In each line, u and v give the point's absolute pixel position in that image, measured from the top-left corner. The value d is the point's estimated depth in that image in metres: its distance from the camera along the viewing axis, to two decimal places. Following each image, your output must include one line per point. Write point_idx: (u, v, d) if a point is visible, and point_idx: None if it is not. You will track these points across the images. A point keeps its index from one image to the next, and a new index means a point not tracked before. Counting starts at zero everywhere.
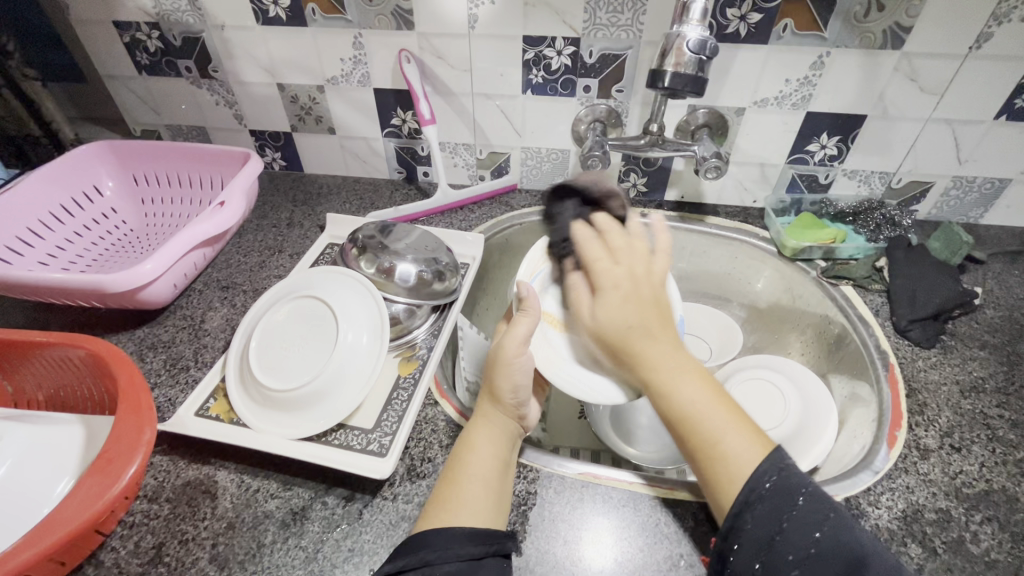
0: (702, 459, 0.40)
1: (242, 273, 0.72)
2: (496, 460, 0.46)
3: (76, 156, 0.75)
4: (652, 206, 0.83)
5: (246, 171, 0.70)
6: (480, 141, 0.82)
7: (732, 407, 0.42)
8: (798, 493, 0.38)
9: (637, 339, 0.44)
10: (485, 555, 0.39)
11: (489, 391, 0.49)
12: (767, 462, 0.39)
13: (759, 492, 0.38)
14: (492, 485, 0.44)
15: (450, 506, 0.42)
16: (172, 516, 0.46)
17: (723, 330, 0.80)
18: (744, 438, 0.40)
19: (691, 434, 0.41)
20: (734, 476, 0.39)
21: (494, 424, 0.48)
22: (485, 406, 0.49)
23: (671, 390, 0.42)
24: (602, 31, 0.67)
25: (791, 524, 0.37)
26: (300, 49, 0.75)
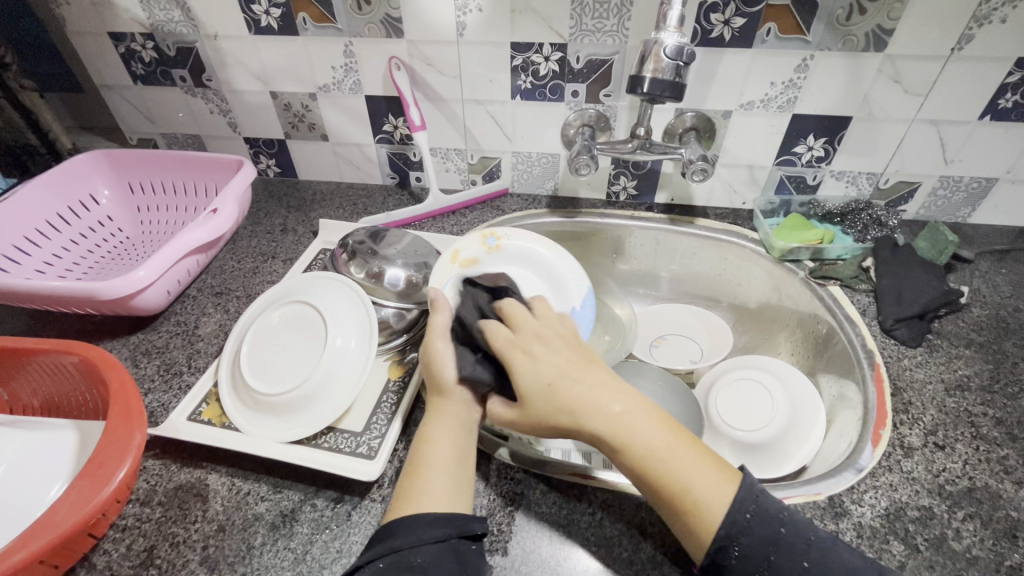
0: (676, 506, 0.41)
1: (236, 279, 0.73)
2: (452, 446, 0.46)
3: (71, 165, 0.76)
4: (642, 208, 0.83)
5: (238, 179, 0.71)
6: (471, 147, 0.82)
7: (685, 436, 0.44)
8: (779, 522, 0.40)
9: (570, 403, 0.44)
10: (450, 536, 0.40)
11: (433, 385, 0.50)
12: (741, 490, 0.41)
13: (741, 524, 0.39)
14: (451, 470, 0.45)
15: (412, 496, 0.42)
16: (164, 519, 0.47)
17: (713, 331, 0.81)
18: (709, 474, 0.42)
19: (658, 485, 0.42)
20: (710, 515, 0.40)
21: (446, 412, 0.48)
22: (434, 398, 0.49)
23: (624, 443, 0.43)
24: (589, 36, 0.68)
25: (778, 555, 0.39)
26: (292, 57, 0.76)
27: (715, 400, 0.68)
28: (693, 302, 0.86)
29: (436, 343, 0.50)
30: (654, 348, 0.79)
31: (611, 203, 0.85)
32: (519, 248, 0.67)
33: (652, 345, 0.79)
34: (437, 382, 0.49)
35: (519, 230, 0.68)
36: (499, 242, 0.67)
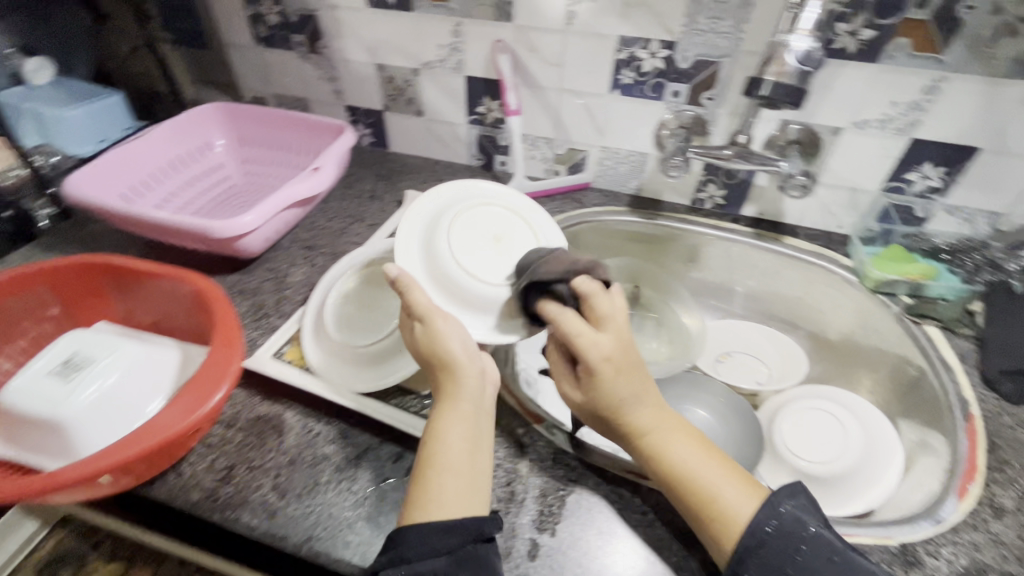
0: (700, 511, 0.42)
1: (325, 236, 0.77)
2: (467, 437, 0.43)
3: (196, 114, 0.83)
4: (728, 219, 0.81)
5: (341, 142, 0.75)
6: (561, 136, 0.83)
7: (714, 452, 0.45)
8: (799, 539, 0.39)
9: (632, 410, 0.45)
10: (463, 546, 0.38)
11: (438, 366, 0.45)
12: (761, 508, 0.41)
13: (760, 538, 0.39)
14: (464, 470, 0.42)
15: (421, 504, 0.39)
16: (243, 444, 0.51)
17: (787, 356, 0.78)
18: (737, 489, 0.42)
19: (688, 490, 0.43)
20: (733, 525, 0.40)
21: (458, 398, 0.44)
22: (443, 380, 0.45)
23: (663, 450, 0.44)
24: (700, 36, 0.67)
25: (793, 569, 0.38)
26: (403, 33, 0.80)
27: (780, 423, 0.66)
28: (768, 323, 0.83)
29: (436, 320, 0.46)
30: (719, 362, 0.78)
31: (695, 209, 0.83)
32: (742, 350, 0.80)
33: (717, 359, 0.78)
34: (445, 360, 0.45)
35: (743, 341, 0.80)
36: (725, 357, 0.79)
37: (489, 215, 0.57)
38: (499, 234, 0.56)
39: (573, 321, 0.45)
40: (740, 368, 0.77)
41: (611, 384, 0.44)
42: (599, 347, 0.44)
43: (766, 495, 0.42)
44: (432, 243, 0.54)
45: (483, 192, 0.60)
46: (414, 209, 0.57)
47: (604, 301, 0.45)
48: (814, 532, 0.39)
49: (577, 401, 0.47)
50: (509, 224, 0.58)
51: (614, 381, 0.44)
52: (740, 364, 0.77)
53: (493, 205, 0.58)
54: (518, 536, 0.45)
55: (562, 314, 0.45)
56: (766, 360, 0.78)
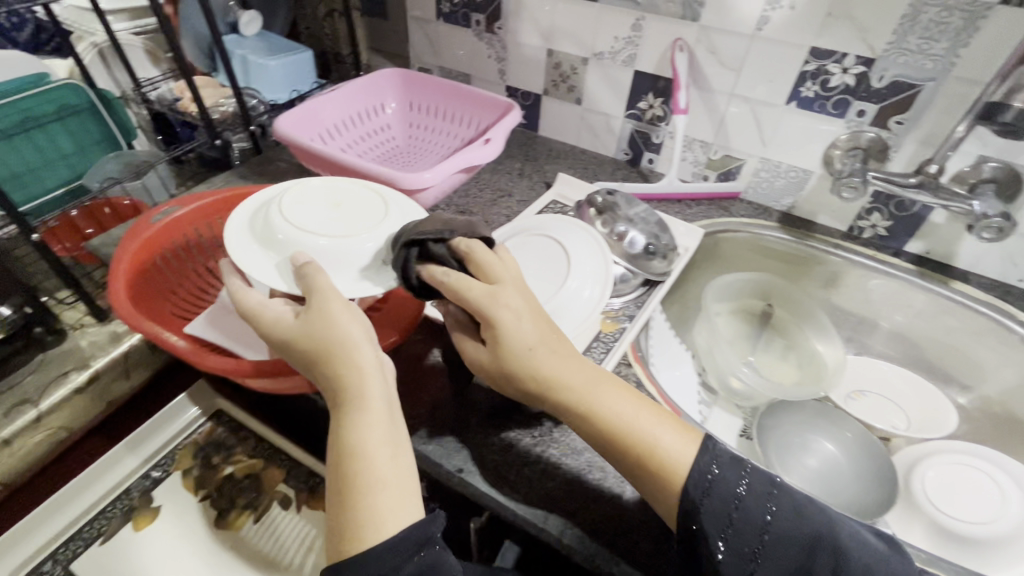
0: (643, 464, 0.41)
1: (478, 204, 0.82)
2: (389, 440, 0.39)
3: (379, 77, 0.91)
4: (887, 252, 0.77)
5: (510, 118, 0.79)
6: (719, 142, 0.82)
7: (645, 404, 0.45)
8: (738, 480, 0.40)
9: (553, 376, 0.43)
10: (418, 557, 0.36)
11: (331, 354, 0.41)
12: (699, 452, 0.42)
13: (704, 485, 0.40)
14: (398, 475, 0.39)
15: (361, 527, 0.36)
16: (407, 378, 0.58)
17: (929, 408, 0.73)
18: (675, 436, 0.42)
19: (626, 450, 0.42)
20: (677, 473, 0.41)
21: (365, 391, 0.40)
22: (334, 371, 0.41)
23: (591, 409, 0.42)
24: (905, 56, 0.64)
25: (739, 512, 0.39)
26: (582, 21, 0.82)
27: (923, 471, 0.63)
28: (912, 368, 0.78)
29: (333, 304, 0.43)
30: (851, 399, 0.74)
31: (851, 236, 0.79)
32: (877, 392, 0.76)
33: (849, 395, 0.75)
34: (342, 358, 0.41)
35: (880, 384, 0.76)
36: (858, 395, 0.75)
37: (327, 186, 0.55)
38: (337, 198, 0.53)
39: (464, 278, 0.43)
40: (875, 409, 0.73)
41: (516, 332, 0.42)
42: (508, 302, 0.43)
43: (699, 439, 0.43)
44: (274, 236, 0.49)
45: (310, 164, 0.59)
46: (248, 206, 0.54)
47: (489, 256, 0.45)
48: (752, 469, 0.41)
49: (488, 361, 0.44)
50: (347, 191, 0.55)
51: (524, 334, 0.43)
52: (875, 406, 0.74)
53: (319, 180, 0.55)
54: None
55: (448, 274, 0.44)
56: (904, 408, 0.74)
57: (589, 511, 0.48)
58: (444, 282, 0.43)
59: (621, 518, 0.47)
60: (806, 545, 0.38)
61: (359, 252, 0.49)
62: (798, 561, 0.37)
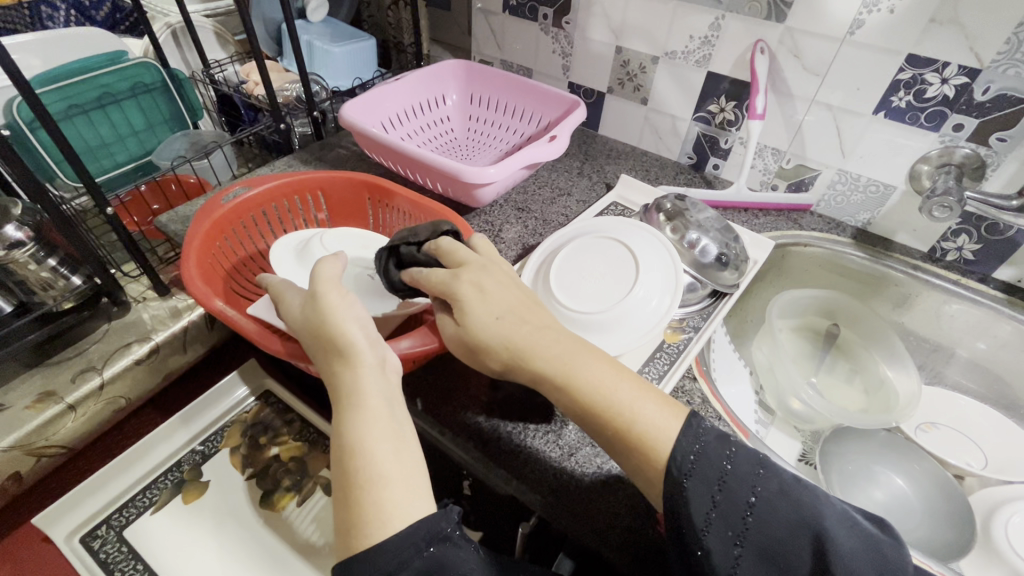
0: (629, 443, 0.40)
1: (536, 202, 0.80)
2: (389, 432, 0.39)
3: (443, 68, 0.90)
4: (973, 277, 0.72)
5: (577, 115, 0.77)
6: (794, 151, 0.78)
7: (628, 377, 0.44)
8: (724, 458, 0.38)
9: (528, 355, 0.44)
10: (428, 546, 0.35)
11: (325, 341, 0.43)
12: (683, 428, 0.40)
13: (687, 466, 0.37)
14: (399, 466, 0.38)
15: (366, 519, 0.35)
16: (465, 375, 0.57)
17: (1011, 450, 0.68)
18: (654, 406, 0.41)
19: (608, 423, 0.41)
20: (660, 445, 0.39)
21: (365, 378, 0.41)
22: (334, 365, 0.42)
23: (568, 375, 0.43)
24: (1016, 68, 0.59)
25: (723, 495, 0.36)
26: (656, 19, 0.80)
27: (1009, 516, 0.59)
28: (993, 404, 0.73)
29: (327, 293, 0.45)
30: (923, 431, 0.70)
31: (932, 258, 0.74)
32: (952, 426, 0.71)
33: (920, 427, 0.70)
34: (339, 349, 0.42)
35: (953, 419, 0.72)
36: (929, 429, 0.70)
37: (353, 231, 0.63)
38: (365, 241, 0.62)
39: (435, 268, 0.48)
40: (951, 444, 0.69)
41: (481, 307, 0.45)
42: (477, 284, 0.46)
43: (683, 410, 0.42)
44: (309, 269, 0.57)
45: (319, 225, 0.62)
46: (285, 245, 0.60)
47: (458, 249, 0.49)
48: (738, 448, 0.39)
49: (459, 338, 0.46)
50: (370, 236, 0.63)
51: (492, 305, 0.46)
52: (950, 442, 0.69)
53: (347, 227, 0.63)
54: None
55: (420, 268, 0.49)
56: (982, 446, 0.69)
57: (644, 533, 0.45)
58: (418, 276, 0.48)
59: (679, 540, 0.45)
60: (789, 528, 0.34)
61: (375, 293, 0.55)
62: (786, 545, 0.34)
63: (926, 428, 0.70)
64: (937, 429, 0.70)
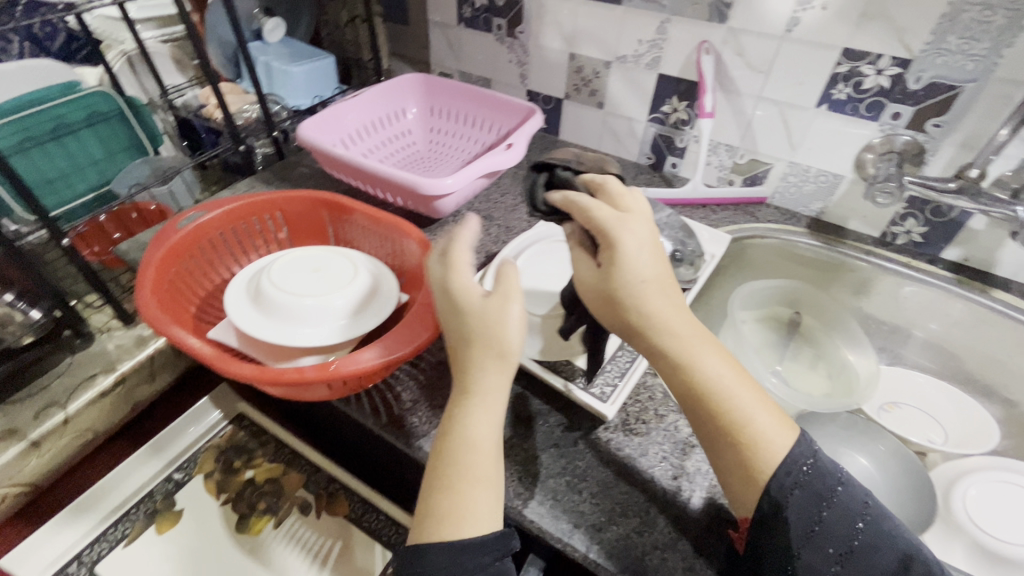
0: (733, 439, 0.40)
1: (499, 209, 0.81)
2: (494, 432, 0.39)
3: (400, 82, 0.91)
4: (922, 259, 0.74)
5: (533, 122, 0.79)
6: (746, 146, 0.80)
7: (752, 383, 0.43)
8: (836, 483, 0.39)
9: (658, 330, 0.42)
10: (493, 560, 0.36)
11: (475, 327, 0.40)
12: (799, 445, 0.40)
13: (797, 480, 0.39)
14: (492, 468, 0.39)
15: (449, 517, 0.36)
16: (429, 383, 0.56)
17: (970, 423, 0.70)
18: (771, 420, 0.41)
19: (720, 420, 0.41)
20: (767, 453, 0.40)
21: (507, 370, 0.40)
22: (477, 352, 0.40)
23: (692, 362, 0.42)
24: (943, 57, 0.61)
25: (830, 515, 0.38)
26: (605, 25, 0.82)
27: (964, 487, 0.61)
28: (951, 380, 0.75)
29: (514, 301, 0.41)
30: (885, 411, 0.71)
31: (884, 243, 0.77)
32: (913, 404, 0.72)
33: (883, 408, 0.72)
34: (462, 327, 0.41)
35: (914, 396, 0.73)
36: (891, 408, 0.72)
37: (312, 253, 0.60)
38: (320, 264, 0.58)
39: (596, 204, 0.44)
40: (913, 422, 0.70)
41: (633, 262, 0.42)
42: (636, 242, 0.42)
43: (796, 428, 0.42)
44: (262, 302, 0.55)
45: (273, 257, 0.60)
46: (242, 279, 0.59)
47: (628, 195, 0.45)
48: (848, 479, 0.40)
49: (594, 282, 0.43)
50: (328, 258, 0.60)
51: (648, 263, 0.42)
52: (912, 420, 0.70)
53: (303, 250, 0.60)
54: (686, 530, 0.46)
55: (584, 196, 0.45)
56: (943, 421, 0.71)
57: (612, 531, 0.45)
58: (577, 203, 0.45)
59: (644, 536, 0.45)
60: (889, 558, 0.37)
61: (334, 311, 0.55)
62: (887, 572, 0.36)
63: (889, 408, 0.72)
64: (899, 407, 0.72)
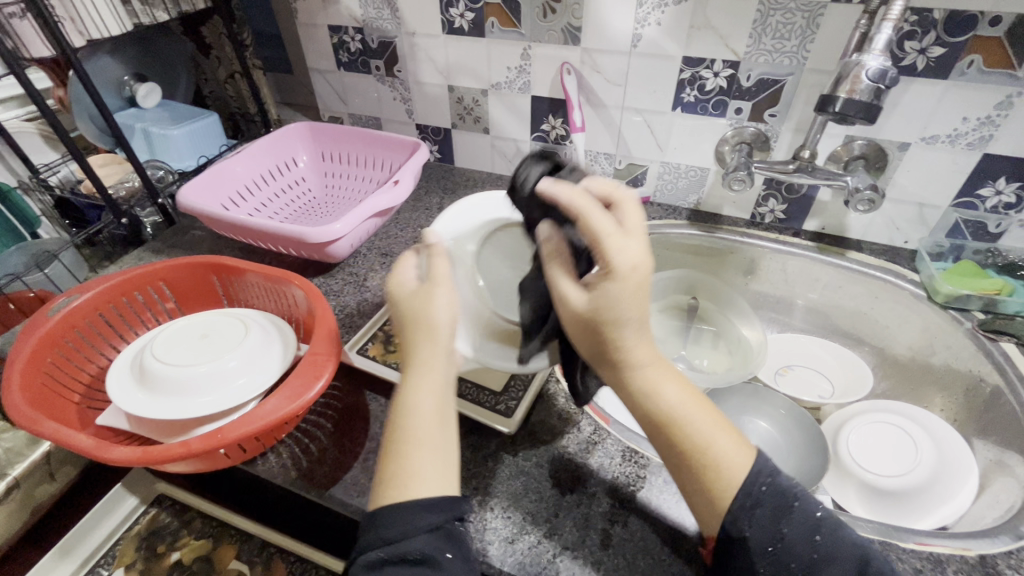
0: (694, 458, 0.41)
1: (399, 244, 0.83)
2: (435, 409, 0.40)
3: (285, 133, 0.92)
4: (788, 233, 0.82)
5: (417, 156, 0.81)
6: (621, 152, 0.86)
7: (704, 402, 0.44)
8: (793, 497, 0.40)
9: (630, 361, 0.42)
10: (444, 523, 0.38)
11: (415, 318, 0.43)
12: (756, 464, 0.41)
13: (755, 497, 0.40)
14: (440, 444, 0.40)
15: (397, 486, 0.38)
16: (336, 430, 0.57)
17: (851, 373, 0.78)
18: (731, 440, 0.42)
19: (681, 439, 0.41)
20: (726, 476, 0.40)
21: (433, 346, 0.42)
22: (411, 334, 0.43)
23: (657, 391, 0.42)
24: (764, 56, 0.69)
25: (790, 528, 0.39)
26: (475, 56, 0.86)
27: (846, 434, 0.66)
28: (832, 338, 0.83)
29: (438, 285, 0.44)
30: (779, 376, 0.78)
31: (755, 223, 0.84)
32: (803, 364, 0.80)
33: (778, 373, 0.78)
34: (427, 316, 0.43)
35: (803, 357, 0.81)
36: (785, 371, 0.79)
37: (199, 321, 0.59)
38: (207, 330, 0.58)
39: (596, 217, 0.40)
40: (804, 381, 0.77)
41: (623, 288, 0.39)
42: (630, 252, 0.39)
43: (757, 450, 0.42)
44: (147, 381, 0.53)
45: (158, 331, 0.58)
46: (123, 363, 0.56)
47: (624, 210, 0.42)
48: (803, 491, 0.41)
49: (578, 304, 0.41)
50: (217, 322, 0.59)
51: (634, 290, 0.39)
52: (803, 379, 0.78)
53: (190, 319, 0.59)
54: (592, 525, 0.48)
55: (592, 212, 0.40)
56: (829, 375, 0.78)
57: (523, 541, 0.47)
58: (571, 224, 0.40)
59: (554, 539, 0.47)
60: (844, 565, 0.38)
61: (225, 372, 0.54)
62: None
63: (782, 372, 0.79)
64: (791, 369, 0.79)
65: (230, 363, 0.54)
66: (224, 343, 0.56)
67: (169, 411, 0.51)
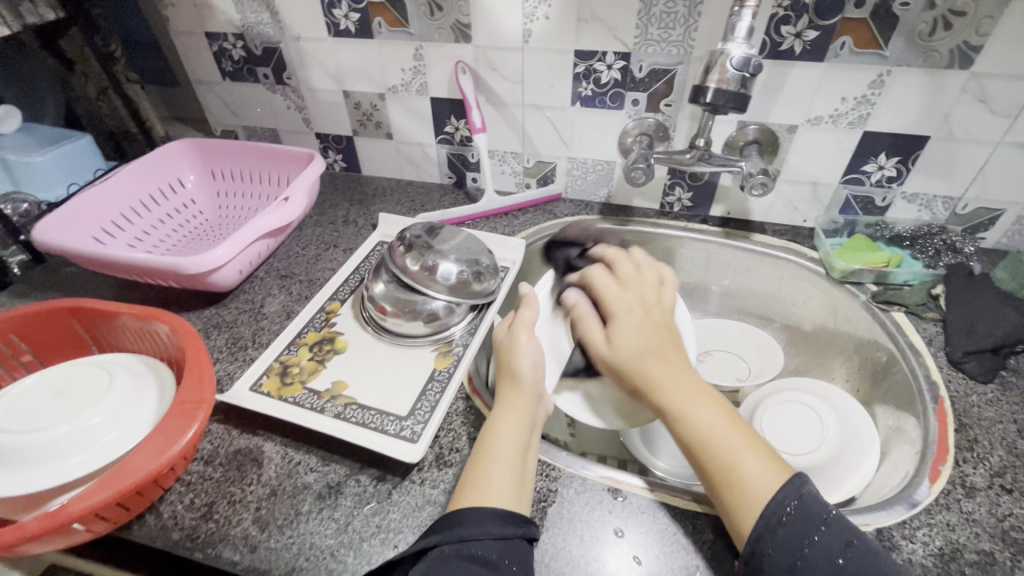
0: (724, 478, 0.44)
1: (301, 264, 0.77)
2: (518, 443, 0.49)
3: (166, 153, 0.84)
4: (696, 220, 0.83)
5: (311, 169, 0.76)
6: (528, 151, 0.84)
7: (745, 430, 0.47)
8: (820, 521, 0.41)
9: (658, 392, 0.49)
10: (515, 536, 0.42)
11: (507, 371, 0.55)
12: (787, 487, 0.42)
13: (778, 517, 0.41)
14: (514, 464, 0.47)
15: (475, 489, 0.45)
16: (223, 479, 0.52)
17: (763, 352, 0.80)
18: (761, 462, 0.44)
19: (713, 457, 0.45)
20: (753, 493, 0.42)
21: (517, 408, 0.52)
22: (506, 391, 0.54)
23: (690, 415, 0.47)
24: (653, 46, 0.69)
25: (811, 549, 0.40)
26: (366, 59, 0.81)
27: (760, 418, 0.67)
28: (746, 319, 0.85)
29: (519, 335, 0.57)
30: (700, 363, 0.78)
31: (665, 213, 0.85)
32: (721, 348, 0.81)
33: (697, 359, 0.79)
34: (513, 372, 0.55)
35: (719, 342, 0.82)
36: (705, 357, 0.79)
37: (57, 377, 0.52)
38: (66, 386, 0.51)
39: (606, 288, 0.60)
40: (722, 365, 0.78)
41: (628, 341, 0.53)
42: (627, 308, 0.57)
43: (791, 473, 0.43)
44: None
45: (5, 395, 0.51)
46: None
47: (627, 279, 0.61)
48: (832, 516, 0.41)
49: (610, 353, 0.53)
50: (78, 376, 0.53)
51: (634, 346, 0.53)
52: (721, 364, 0.78)
53: (46, 377, 0.52)
54: None
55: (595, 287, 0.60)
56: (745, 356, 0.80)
57: None
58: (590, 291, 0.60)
59: None
60: None
61: (84, 432, 0.48)
62: None
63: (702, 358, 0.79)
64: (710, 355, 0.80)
65: (89, 420, 0.48)
66: (84, 398, 0.50)
67: (16, 485, 0.44)
